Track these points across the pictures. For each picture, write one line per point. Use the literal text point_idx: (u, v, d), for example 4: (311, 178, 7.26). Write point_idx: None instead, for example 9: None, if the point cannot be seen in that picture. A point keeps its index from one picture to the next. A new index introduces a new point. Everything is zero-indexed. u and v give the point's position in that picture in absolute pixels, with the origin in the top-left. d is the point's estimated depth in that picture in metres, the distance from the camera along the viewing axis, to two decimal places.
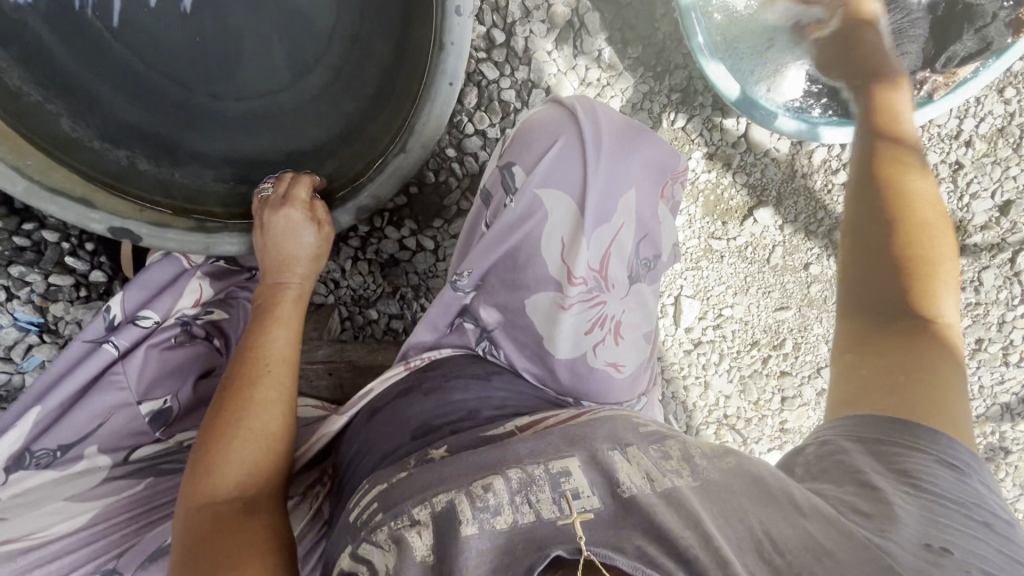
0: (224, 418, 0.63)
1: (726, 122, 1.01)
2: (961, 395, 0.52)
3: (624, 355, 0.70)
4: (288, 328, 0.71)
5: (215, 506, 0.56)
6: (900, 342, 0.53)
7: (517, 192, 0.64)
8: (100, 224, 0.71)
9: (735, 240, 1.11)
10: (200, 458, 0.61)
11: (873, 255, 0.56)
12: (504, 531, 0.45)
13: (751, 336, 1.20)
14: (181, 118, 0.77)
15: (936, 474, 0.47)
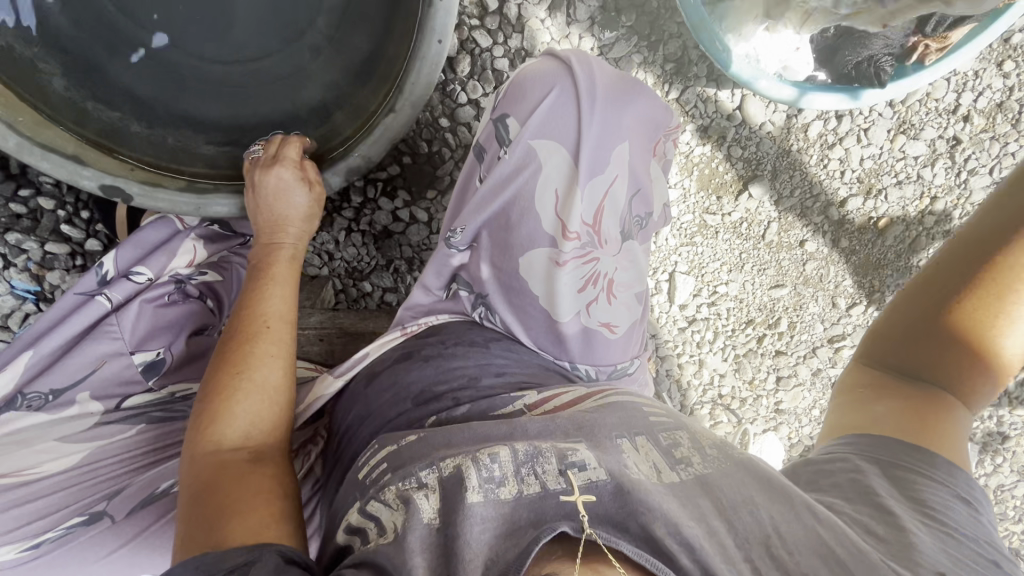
0: (223, 373, 0.63)
1: (720, 94, 1.00)
2: (961, 443, 0.57)
3: (618, 314, 0.70)
4: (286, 288, 0.71)
5: (217, 459, 0.57)
6: (916, 397, 0.58)
7: (513, 145, 0.64)
8: (91, 181, 0.71)
9: (730, 216, 1.10)
10: (200, 412, 0.61)
11: (925, 318, 0.59)
12: (509, 501, 0.46)
13: (746, 315, 1.19)
14: (173, 80, 0.77)
15: (950, 507, 0.53)
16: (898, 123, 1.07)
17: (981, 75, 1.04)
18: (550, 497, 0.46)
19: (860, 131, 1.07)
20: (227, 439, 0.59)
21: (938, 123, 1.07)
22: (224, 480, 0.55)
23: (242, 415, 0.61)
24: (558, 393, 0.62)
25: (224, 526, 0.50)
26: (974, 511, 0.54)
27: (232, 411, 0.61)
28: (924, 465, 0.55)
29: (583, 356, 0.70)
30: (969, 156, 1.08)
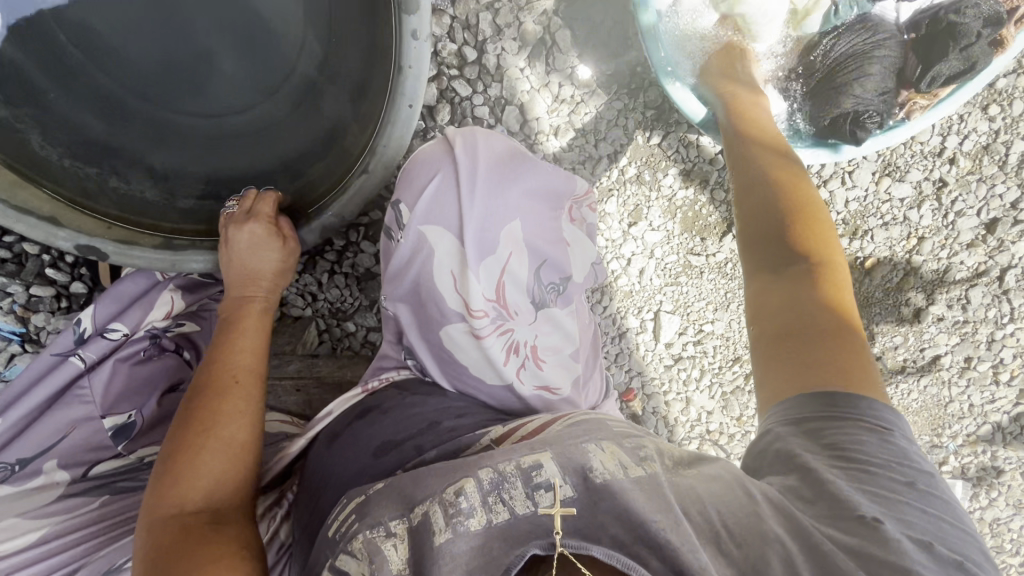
0: (188, 429, 0.63)
1: (702, 139, 1.00)
2: (858, 342, 0.54)
3: (555, 377, 0.68)
4: (255, 337, 0.71)
5: (178, 517, 0.56)
6: (794, 296, 0.57)
7: (406, 227, 0.63)
8: (67, 241, 0.73)
9: (715, 256, 1.10)
10: (162, 472, 0.60)
11: (746, 210, 0.65)
12: (479, 532, 0.43)
13: (732, 352, 1.19)
14: (150, 135, 0.77)
15: (871, 444, 0.48)
16: (882, 165, 1.07)
17: (966, 119, 1.04)
18: (520, 522, 0.44)
19: (844, 174, 1.06)
20: (190, 498, 0.58)
21: (923, 165, 1.06)
22: (185, 537, 0.53)
23: (207, 472, 0.60)
24: (520, 424, 0.60)
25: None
26: (888, 435, 0.49)
27: (196, 467, 0.60)
28: (821, 386, 0.52)
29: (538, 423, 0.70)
30: (955, 199, 1.08)
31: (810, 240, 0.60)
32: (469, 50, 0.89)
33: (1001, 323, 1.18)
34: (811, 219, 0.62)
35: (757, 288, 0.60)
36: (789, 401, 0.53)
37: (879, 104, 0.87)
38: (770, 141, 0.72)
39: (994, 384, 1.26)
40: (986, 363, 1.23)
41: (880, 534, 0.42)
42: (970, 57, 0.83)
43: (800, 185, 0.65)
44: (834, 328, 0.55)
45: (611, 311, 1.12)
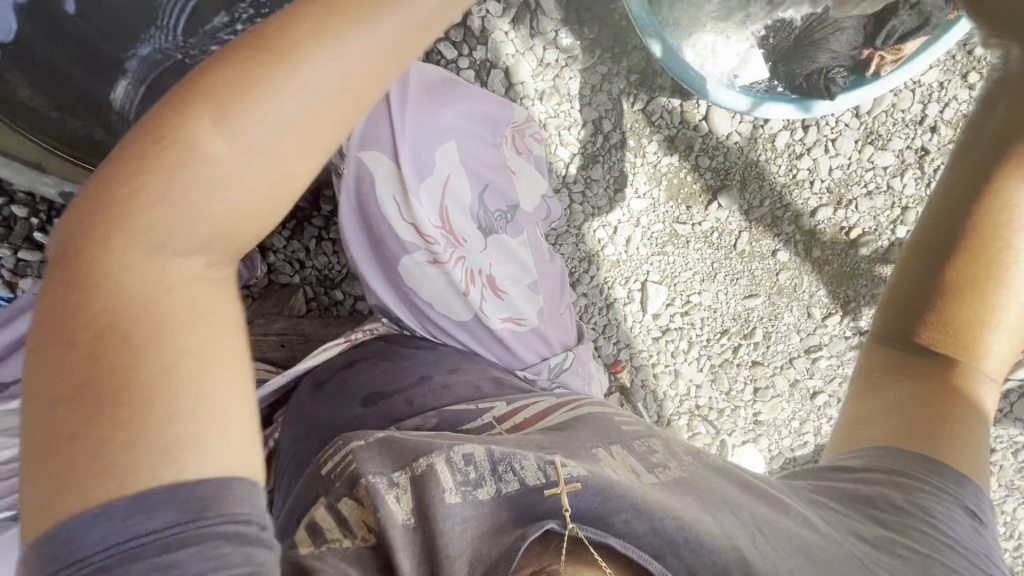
0: (128, 190, 0.30)
1: (686, 105, 1.03)
2: (975, 438, 0.56)
3: (519, 308, 0.75)
4: (321, 67, 0.30)
5: (84, 356, 0.29)
6: (934, 385, 0.56)
7: (347, 159, 0.63)
8: (52, 187, 0.74)
9: (701, 225, 1.11)
10: (78, 245, 0.30)
11: (940, 257, 0.55)
12: (489, 502, 0.45)
13: (720, 324, 1.18)
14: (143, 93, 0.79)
15: (954, 519, 0.53)
16: (865, 133, 1.09)
17: (946, 86, 1.07)
18: (533, 494, 0.45)
19: (827, 141, 1.08)
20: (108, 325, 0.29)
21: (904, 134, 1.08)
22: (99, 414, 0.28)
23: (155, 300, 0.30)
24: (525, 406, 0.62)
25: (91, 503, 0.27)
26: (979, 524, 0.54)
27: (132, 279, 0.30)
28: (924, 468, 0.54)
29: (513, 363, 0.77)
30: (937, 167, 1.09)
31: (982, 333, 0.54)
32: None
33: None
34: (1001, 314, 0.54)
35: (888, 360, 0.59)
36: (880, 448, 0.58)
37: (849, 61, 0.91)
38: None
39: None
40: None
41: None
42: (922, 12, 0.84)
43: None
44: (959, 429, 0.55)
45: (598, 281, 1.12)
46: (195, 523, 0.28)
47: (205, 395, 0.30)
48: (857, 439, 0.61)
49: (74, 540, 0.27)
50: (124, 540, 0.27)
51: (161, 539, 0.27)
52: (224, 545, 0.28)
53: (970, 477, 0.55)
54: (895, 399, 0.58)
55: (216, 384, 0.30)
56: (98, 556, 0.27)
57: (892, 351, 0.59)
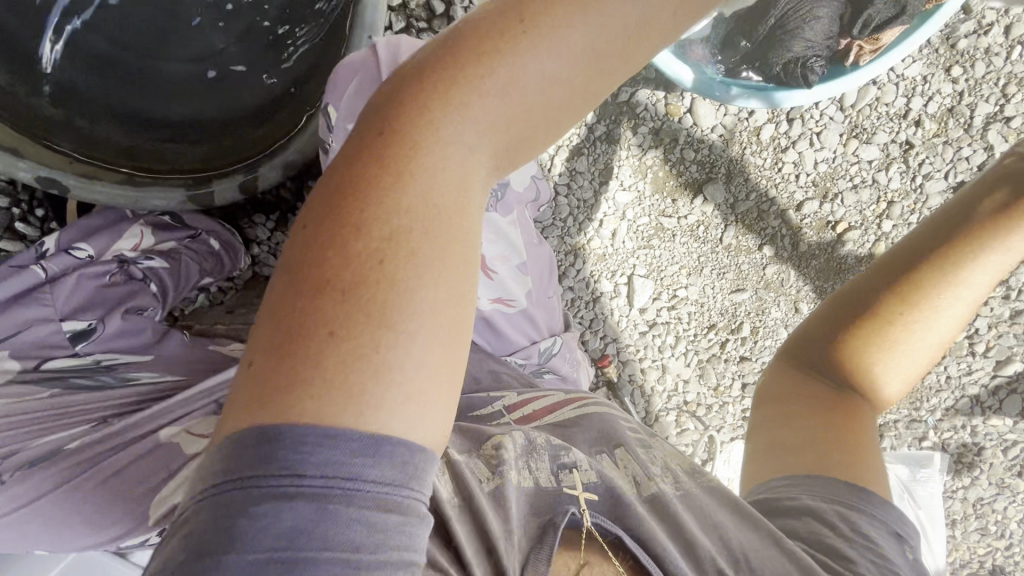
0: (401, 129, 0.35)
1: (670, 98, 1.06)
2: (876, 472, 0.61)
3: (510, 290, 0.73)
4: (572, 44, 0.34)
5: (339, 268, 0.32)
6: (835, 405, 0.63)
7: (335, 130, 0.63)
8: (26, 172, 0.73)
9: (686, 219, 1.11)
10: (343, 169, 0.35)
11: (869, 296, 0.63)
12: (521, 488, 0.50)
13: (707, 319, 1.17)
14: (120, 79, 0.75)
15: (887, 543, 0.56)
16: (849, 127, 1.09)
17: (929, 80, 1.07)
18: (555, 490, 0.49)
19: (812, 135, 1.09)
20: (366, 245, 0.33)
21: (890, 127, 1.09)
22: (352, 325, 0.32)
23: (406, 230, 0.34)
24: (534, 398, 0.67)
25: (315, 420, 0.30)
26: (907, 548, 0.58)
27: (386, 207, 0.34)
28: (836, 493, 0.59)
29: (498, 345, 0.79)
30: (922, 161, 1.10)
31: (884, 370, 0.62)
32: (436, 4, 0.91)
33: None
34: (903, 350, 0.61)
35: (804, 377, 0.66)
36: (794, 477, 0.62)
37: (825, 53, 0.93)
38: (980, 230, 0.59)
39: (970, 355, 1.21)
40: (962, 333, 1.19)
41: None
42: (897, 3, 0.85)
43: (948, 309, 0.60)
44: (860, 458, 0.61)
45: (584, 275, 1.12)
46: (384, 487, 0.31)
47: (439, 331, 0.33)
48: (769, 452, 0.66)
49: (282, 446, 0.30)
50: (332, 477, 0.30)
51: (350, 490, 0.30)
52: (393, 515, 0.31)
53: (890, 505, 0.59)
54: (803, 415, 0.64)
55: (445, 329, 0.34)
56: (298, 483, 0.29)
57: (797, 368, 0.68)
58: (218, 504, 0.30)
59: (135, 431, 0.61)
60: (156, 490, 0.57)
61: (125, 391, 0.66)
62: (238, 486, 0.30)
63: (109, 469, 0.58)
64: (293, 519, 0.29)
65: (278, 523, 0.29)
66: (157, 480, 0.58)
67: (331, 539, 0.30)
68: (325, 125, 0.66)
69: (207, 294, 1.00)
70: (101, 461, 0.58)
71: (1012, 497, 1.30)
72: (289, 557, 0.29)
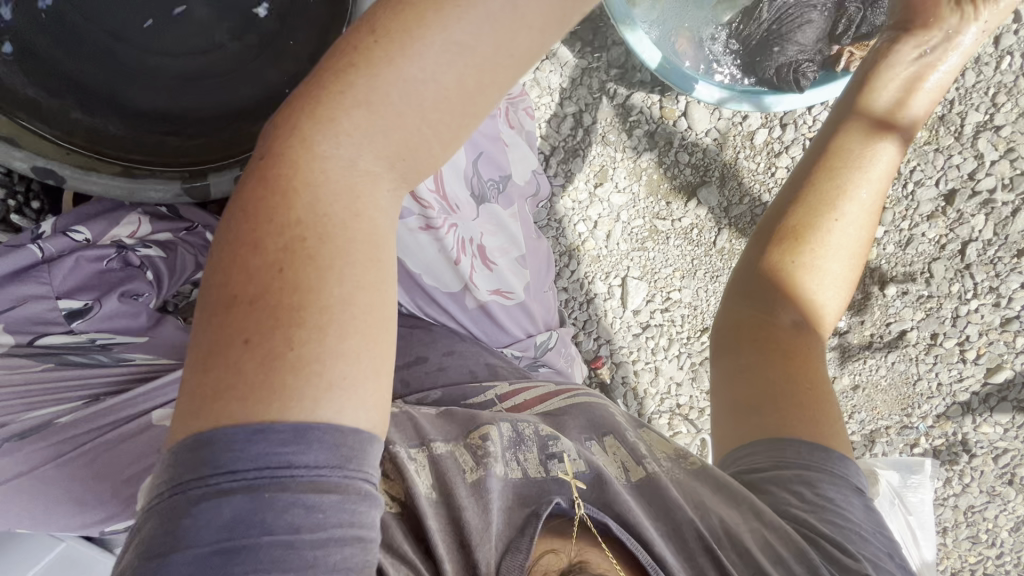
0: (288, 151, 0.35)
1: (666, 101, 1.07)
2: (831, 413, 0.62)
3: (507, 282, 0.76)
4: (442, 49, 0.34)
5: (246, 283, 0.33)
6: (773, 352, 0.63)
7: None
8: (24, 163, 0.73)
9: (681, 221, 1.12)
10: (242, 195, 0.36)
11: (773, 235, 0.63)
12: (506, 479, 0.50)
13: (700, 322, 1.17)
14: (117, 71, 0.77)
15: (849, 500, 0.58)
16: None
17: None
18: (545, 483, 0.50)
19: (806, 140, 1.09)
20: (270, 257, 0.34)
21: None
22: (263, 331, 0.32)
23: (307, 238, 0.34)
24: (526, 387, 0.67)
25: (245, 419, 0.31)
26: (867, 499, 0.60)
27: (285, 226, 0.34)
28: (797, 457, 0.59)
29: (492, 336, 0.77)
30: (913, 168, 1.12)
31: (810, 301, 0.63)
32: None
33: (965, 298, 1.17)
34: (829, 267, 0.62)
35: (740, 327, 0.65)
36: (755, 443, 0.62)
37: (817, 57, 0.94)
38: (864, 145, 0.61)
39: (961, 362, 1.21)
40: (952, 339, 1.19)
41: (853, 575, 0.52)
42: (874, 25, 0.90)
43: (857, 232, 0.61)
44: (808, 400, 0.62)
45: (578, 276, 1.13)
46: (320, 470, 0.32)
47: (352, 333, 0.33)
48: (729, 414, 0.65)
49: (210, 447, 0.31)
50: (265, 468, 0.31)
51: (286, 476, 0.31)
52: (333, 495, 0.32)
53: (849, 457, 0.61)
54: (743, 365, 0.64)
55: (358, 325, 0.34)
56: (232, 478, 0.31)
57: (737, 317, 0.66)
58: (165, 510, 0.31)
59: (119, 413, 0.59)
60: (143, 474, 0.57)
61: (122, 369, 0.68)
62: (177, 492, 0.31)
63: (99, 449, 0.57)
64: (232, 511, 0.31)
65: (219, 517, 0.31)
66: (147, 462, 0.57)
67: (269, 524, 0.31)
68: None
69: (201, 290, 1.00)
70: (92, 439, 0.58)
71: (1002, 505, 1.30)
72: (236, 544, 0.31)
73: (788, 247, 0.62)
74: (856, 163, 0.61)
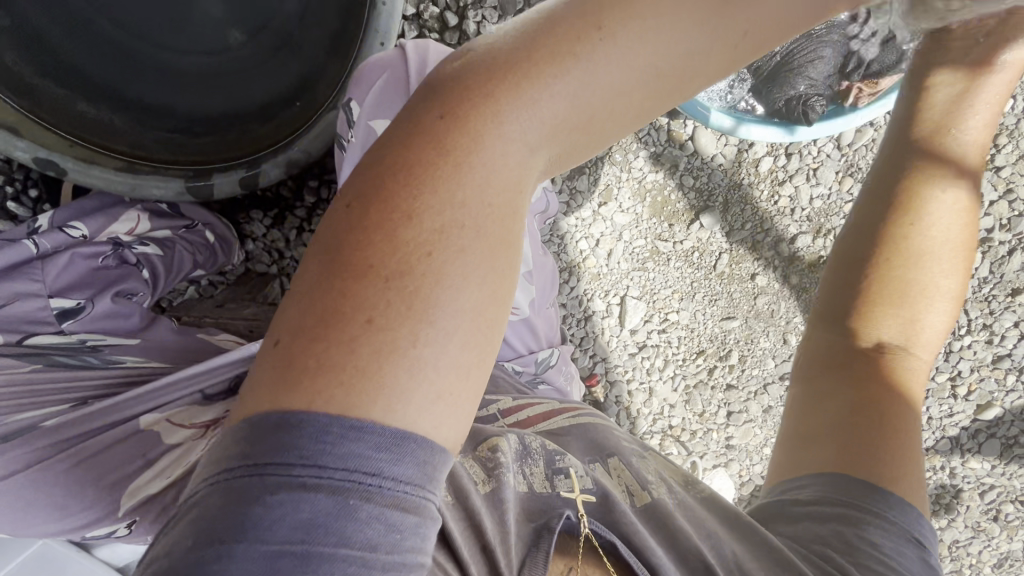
0: (458, 122, 0.34)
1: (673, 125, 1.08)
2: (914, 459, 0.57)
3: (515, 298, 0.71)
4: (623, 60, 0.35)
5: (377, 258, 0.32)
6: (863, 375, 0.60)
7: (356, 125, 0.63)
8: (25, 153, 0.72)
9: (682, 244, 1.12)
10: (378, 162, 0.35)
11: (858, 250, 0.63)
12: (522, 493, 0.49)
13: (696, 345, 1.18)
14: (127, 65, 0.76)
15: (902, 552, 0.53)
16: (845, 165, 1.12)
17: None
18: (553, 494, 0.49)
19: (809, 170, 1.11)
20: (408, 235, 0.33)
21: None
22: (392, 314, 0.31)
23: (454, 225, 0.33)
24: (530, 403, 0.67)
25: (340, 410, 0.30)
26: (925, 554, 0.54)
27: (425, 205, 0.33)
28: (855, 499, 0.55)
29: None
30: None
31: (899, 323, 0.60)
32: (450, 16, 0.92)
33: (958, 333, 1.18)
34: (928, 273, 0.60)
35: (825, 347, 0.63)
36: (823, 477, 0.57)
37: (827, 92, 0.96)
38: (945, 165, 0.62)
39: (952, 398, 1.22)
40: (944, 374, 1.20)
41: None
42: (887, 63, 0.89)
43: (942, 250, 0.61)
44: (897, 436, 0.57)
45: (578, 292, 1.13)
46: (403, 485, 0.30)
47: (473, 338, 0.33)
48: (798, 439, 0.61)
49: (292, 433, 0.29)
50: (351, 473, 0.29)
51: (371, 485, 0.29)
52: (412, 516, 0.30)
53: (916, 508, 0.55)
54: (826, 386, 0.61)
55: (477, 334, 0.33)
56: (318, 475, 0.29)
57: (824, 339, 0.64)
58: (230, 490, 0.29)
59: (109, 417, 0.59)
60: (129, 479, 0.55)
61: (111, 372, 0.64)
62: (252, 473, 0.29)
63: (83, 453, 0.56)
64: (311, 511, 0.28)
65: (294, 516, 0.28)
66: (132, 467, 0.56)
67: (343, 533, 0.29)
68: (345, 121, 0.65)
69: (197, 287, 1.00)
70: (78, 443, 0.57)
71: (987, 541, 1.30)
72: (304, 550, 0.28)
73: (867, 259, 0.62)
74: (938, 180, 0.61)
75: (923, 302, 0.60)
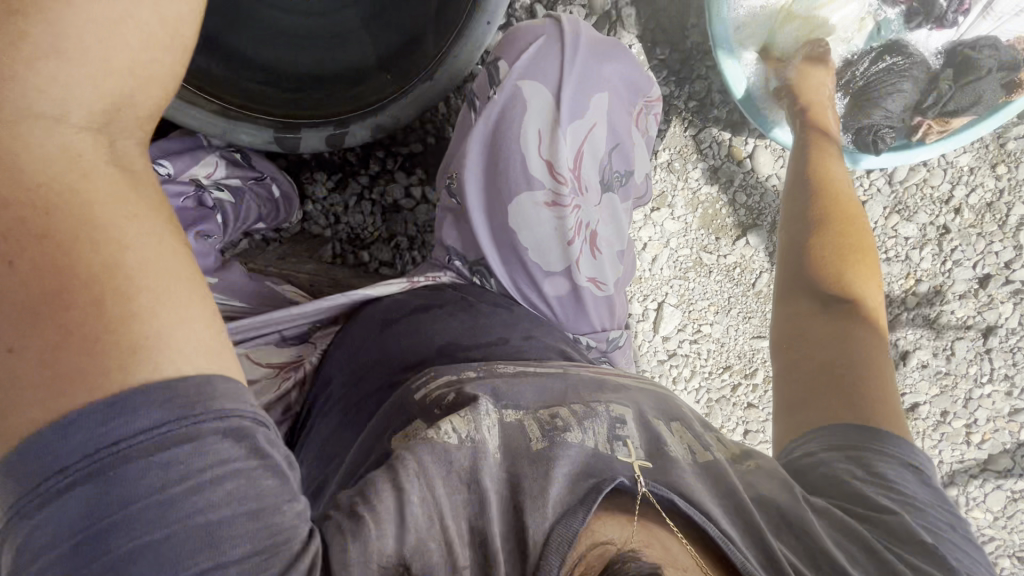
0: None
1: (734, 141, 1.11)
2: (890, 393, 0.65)
3: (603, 271, 0.75)
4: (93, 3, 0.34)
5: (57, 252, 0.31)
6: (834, 333, 0.69)
7: (503, 87, 0.69)
8: None
9: (725, 258, 1.15)
10: None
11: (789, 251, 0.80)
12: (587, 452, 0.47)
13: (724, 360, 1.19)
14: (232, 13, 0.79)
15: (910, 482, 0.58)
16: (894, 202, 1.15)
17: (975, 172, 1.13)
18: (602, 456, 0.47)
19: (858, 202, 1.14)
20: (52, 231, 0.31)
21: (930, 210, 1.15)
22: (60, 321, 0.30)
23: (56, 210, 0.32)
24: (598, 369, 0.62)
25: (44, 432, 0.30)
26: (925, 479, 0.60)
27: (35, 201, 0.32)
28: (855, 440, 0.60)
29: (571, 321, 0.77)
30: (955, 248, 1.15)
31: (853, 290, 0.73)
32: (539, 9, 1.01)
33: (980, 381, 1.20)
34: (847, 253, 0.76)
35: (791, 329, 0.73)
36: (828, 429, 0.62)
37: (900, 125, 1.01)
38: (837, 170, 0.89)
39: (966, 444, 1.24)
40: (961, 420, 1.22)
41: (938, 557, 0.52)
42: (978, 93, 0.97)
43: (858, 216, 0.81)
44: (860, 379, 0.65)
45: None
46: (147, 432, 0.31)
47: (152, 281, 0.33)
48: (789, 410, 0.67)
49: (44, 456, 0.29)
50: (94, 451, 0.30)
51: (119, 448, 0.30)
52: (181, 443, 0.31)
53: (900, 433, 0.61)
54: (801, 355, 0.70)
55: (149, 275, 0.33)
56: (59, 477, 0.29)
57: (795, 317, 0.73)
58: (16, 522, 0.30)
59: None
60: None
61: None
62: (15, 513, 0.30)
63: None
64: (79, 504, 0.29)
65: (69, 511, 0.29)
66: None
67: (127, 494, 0.30)
68: (487, 79, 0.70)
69: (250, 241, 1.01)
70: None
71: None
72: (106, 521, 0.30)
73: (820, 229, 0.79)
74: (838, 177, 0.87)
75: (856, 271, 0.75)
